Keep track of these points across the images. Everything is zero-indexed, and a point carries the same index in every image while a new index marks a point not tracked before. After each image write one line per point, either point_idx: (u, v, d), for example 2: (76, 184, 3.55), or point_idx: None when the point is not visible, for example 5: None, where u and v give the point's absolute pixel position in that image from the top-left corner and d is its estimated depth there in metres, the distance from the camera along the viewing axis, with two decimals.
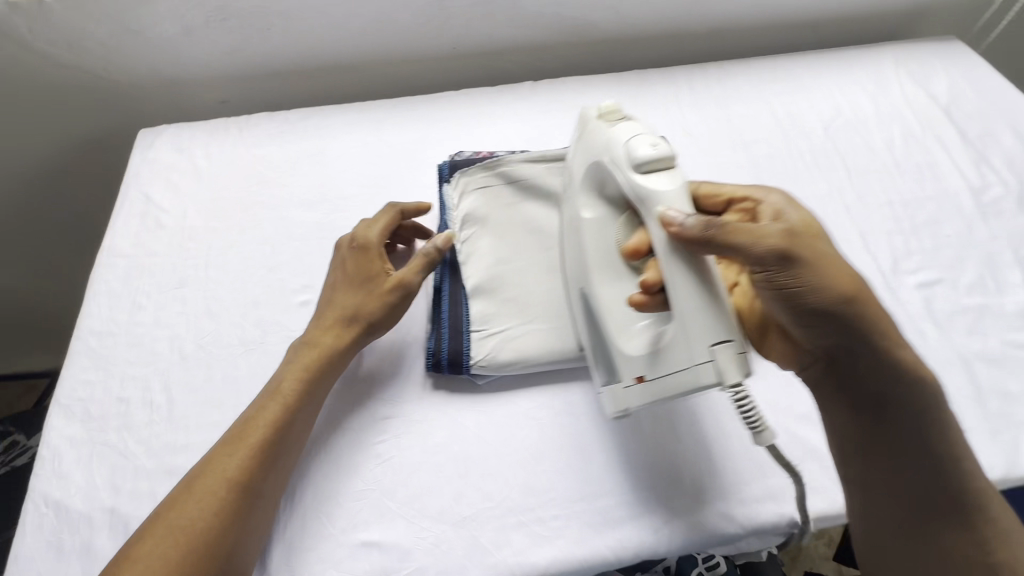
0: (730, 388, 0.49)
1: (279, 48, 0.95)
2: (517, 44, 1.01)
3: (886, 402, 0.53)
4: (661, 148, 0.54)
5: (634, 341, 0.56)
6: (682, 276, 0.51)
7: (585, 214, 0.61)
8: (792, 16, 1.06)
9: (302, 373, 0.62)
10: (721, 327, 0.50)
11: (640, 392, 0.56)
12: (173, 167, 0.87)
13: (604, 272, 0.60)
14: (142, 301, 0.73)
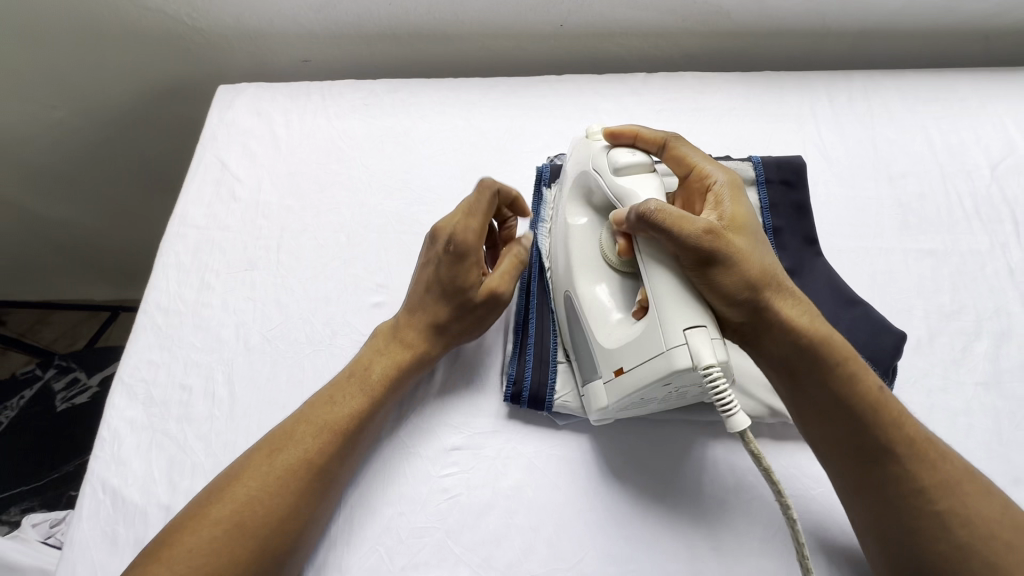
0: (702, 371, 0.46)
1: (371, 8, 0.86)
2: (633, 27, 0.90)
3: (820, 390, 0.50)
4: (637, 155, 0.57)
5: (611, 336, 0.54)
6: (653, 265, 0.51)
7: (574, 221, 0.61)
8: (964, 20, 0.89)
9: (362, 390, 0.57)
10: (694, 313, 0.48)
11: (617, 388, 0.52)
12: (250, 133, 0.81)
13: (587, 272, 0.58)
14: (211, 281, 0.69)
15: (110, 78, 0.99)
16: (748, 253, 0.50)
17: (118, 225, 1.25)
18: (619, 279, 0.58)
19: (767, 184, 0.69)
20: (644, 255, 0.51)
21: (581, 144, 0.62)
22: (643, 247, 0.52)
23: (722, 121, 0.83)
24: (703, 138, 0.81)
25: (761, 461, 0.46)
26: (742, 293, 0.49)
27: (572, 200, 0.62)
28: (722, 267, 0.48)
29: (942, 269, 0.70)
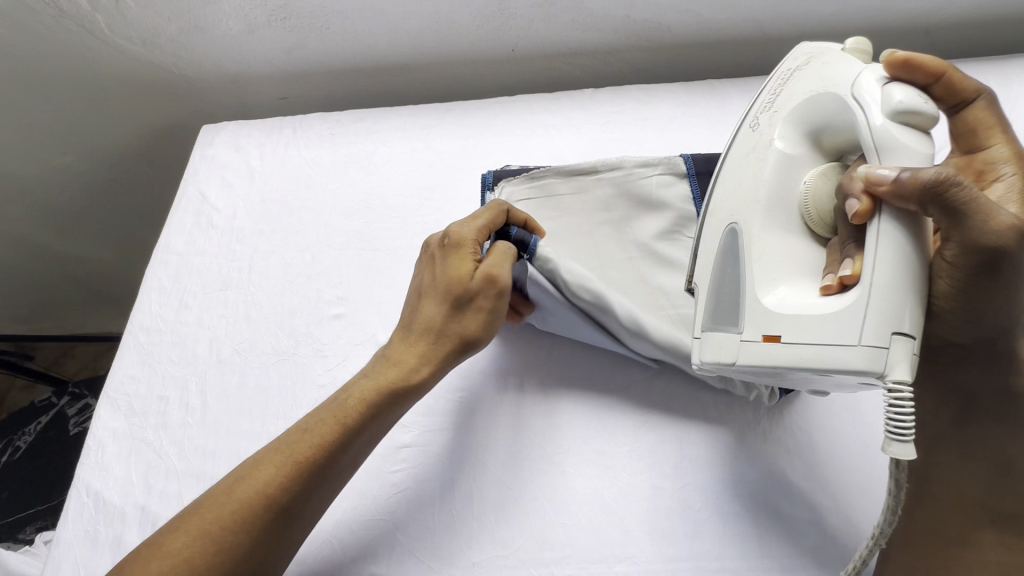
0: (889, 382, 0.43)
1: (336, 46, 0.94)
2: (580, 47, 0.95)
3: (1011, 411, 0.49)
4: (925, 104, 0.47)
5: (780, 302, 0.50)
6: (900, 246, 0.44)
7: (779, 146, 0.55)
8: (902, 17, 0.91)
9: (338, 419, 0.55)
10: (906, 319, 0.43)
11: (760, 356, 0.49)
12: (228, 166, 0.89)
13: (769, 219, 0.53)
14: (189, 301, 0.76)
15: (111, 124, 1.09)
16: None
17: (127, 258, 1.35)
18: (802, 232, 0.54)
19: (698, 177, 0.70)
20: (888, 227, 0.45)
21: (855, 65, 0.53)
22: (887, 219, 0.45)
23: (665, 128, 0.87)
24: (646, 145, 0.85)
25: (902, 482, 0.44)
26: (986, 319, 0.46)
27: (790, 121, 0.55)
28: (997, 285, 0.44)
29: None
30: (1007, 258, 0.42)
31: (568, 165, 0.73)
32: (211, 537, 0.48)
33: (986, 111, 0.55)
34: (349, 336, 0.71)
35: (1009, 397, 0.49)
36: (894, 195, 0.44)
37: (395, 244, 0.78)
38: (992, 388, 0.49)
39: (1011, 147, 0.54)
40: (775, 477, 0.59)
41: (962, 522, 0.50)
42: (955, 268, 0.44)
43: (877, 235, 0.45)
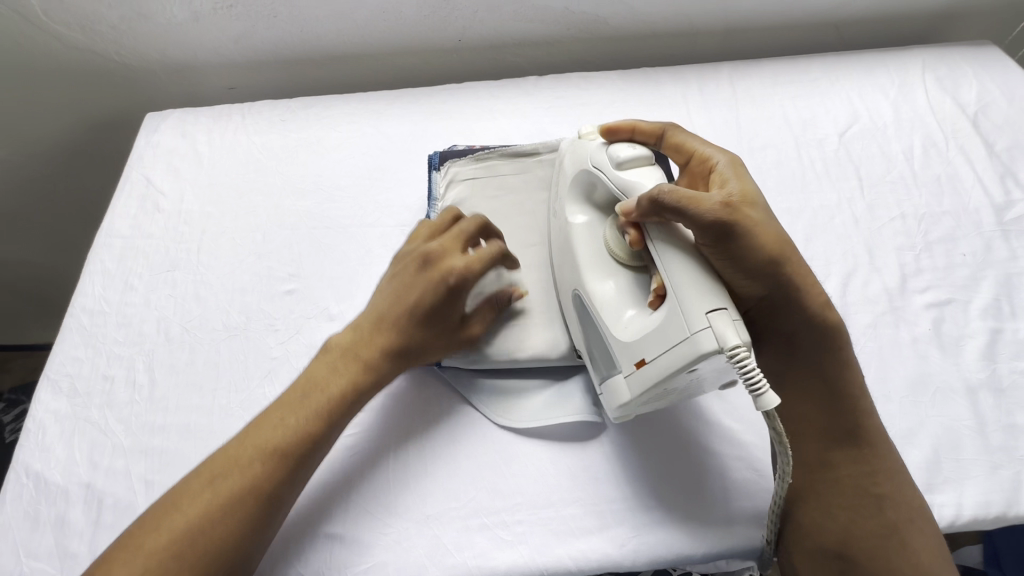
0: (729, 353, 0.46)
1: (285, 35, 0.95)
2: (524, 38, 1.00)
3: (819, 351, 0.56)
4: (637, 149, 0.59)
5: (629, 330, 0.55)
6: (672, 253, 0.52)
7: (574, 219, 0.64)
8: (815, 12, 1.01)
9: (304, 411, 0.55)
10: (709, 295, 0.48)
11: (640, 382, 0.53)
12: (174, 152, 0.89)
13: (591, 268, 0.60)
14: (135, 282, 0.75)
15: (49, 116, 1.06)
16: (762, 228, 0.52)
17: (65, 257, 1.29)
18: (624, 270, 0.60)
19: None
20: (657, 242, 0.53)
21: (587, 141, 0.65)
22: (655, 236, 0.53)
23: (605, 112, 0.92)
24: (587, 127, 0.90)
25: (777, 428, 0.47)
26: (760, 269, 0.53)
27: (571, 199, 0.65)
28: (740, 246, 0.51)
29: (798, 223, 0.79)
30: (727, 224, 0.51)
31: (510, 146, 0.77)
32: (213, 547, 0.48)
33: (679, 134, 0.62)
34: (301, 311, 0.72)
35: (814, 337, 0.56)
36: (642, 216, 0.53)
37: (347, 223, 0.80)
38: (799, 326, 0.55)
39: (710, 147, 0.60)
40: (710, 421, 0.64)
41: (820, 448, 0.56)
42: (708, 248, 0.51)
43: (655, 252, 0.53)
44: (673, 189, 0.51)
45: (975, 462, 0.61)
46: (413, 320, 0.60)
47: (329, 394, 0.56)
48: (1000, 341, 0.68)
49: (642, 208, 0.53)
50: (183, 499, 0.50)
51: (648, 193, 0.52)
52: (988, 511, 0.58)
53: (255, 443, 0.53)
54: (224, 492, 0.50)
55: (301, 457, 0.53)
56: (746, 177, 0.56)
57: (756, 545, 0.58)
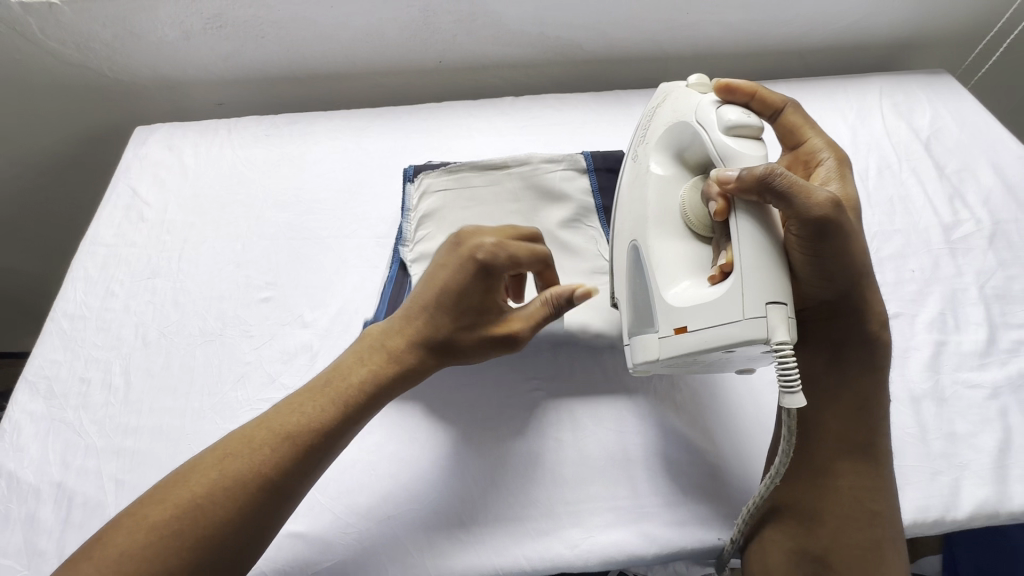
0: (775, 346, 0.49)
1: (273, 55, 1.00)
2: (502, 60, 1.05)
3: (869, 355, 0.59)
4: (749, 117, 0.58)
5: (680, 297, 0.56)
6: (754, 232, 0.53)
7: (655, 168, 0.64)
8: (778, 39, 1.06)
9: (332, 399, 0.55)
10: (777, 289, 0.51)
11: (674, 346, 0.55)
12: (161, 164, 0.92)
13: (660, 228, 0.61)
14: (116, 289, 0.77)
15: (42, 127, 1.09)
16: (857, 240, 0.55)
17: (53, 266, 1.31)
18: (691, 236, 0.61)
19: (596, 171, 0.80)
20: (742, 220, 0.53)
21: (694, 96, 0.63)
22: (743, 215, 0.53)
23: (577, 132, 0.97)
24: (558, 146, 0.94)
25: (790, 431, 0.49)
26: (836, 275, 0.55)
27: (663, 147, 0.64)
28: (831, 248, 0.53)
29: None
30: (832, 224, 0.52)
31: (481, 160, 0.81)
32: (252, 476, 0.50)
33: (795, 115, 0.68)
34: (276, 317, 0.75)
35: (864, 343, 0.59)
36: (740, 190, 0.53)
37: (324, 234, 0.83)
38: (853, 336, 0.59)
39: (821, 140, 0.66)
40: (665, 426, 0.66)
41: (828, 454, 0.58)
42: (799, 240, 0.53)
43: (738, 228, 0.53)
44: (786, 174, 0.51)
45: (916, 468, 0.64)
46: (439, 314, 0.58)
47: (352, 385, 0.56)
48: (944, 353, 0.72)
49: (746, 182, 0.52)
50: (238, 442, 0.52)
51: (759, 168, 0.51)
52: (927, 515, 0.61)
53: (270, 429, 0.53)
54: (281, 427, 0.53)
55: (353, 408, 0.55)
56: (845, 179, 0.64)
57: (705, 547, 0.60)
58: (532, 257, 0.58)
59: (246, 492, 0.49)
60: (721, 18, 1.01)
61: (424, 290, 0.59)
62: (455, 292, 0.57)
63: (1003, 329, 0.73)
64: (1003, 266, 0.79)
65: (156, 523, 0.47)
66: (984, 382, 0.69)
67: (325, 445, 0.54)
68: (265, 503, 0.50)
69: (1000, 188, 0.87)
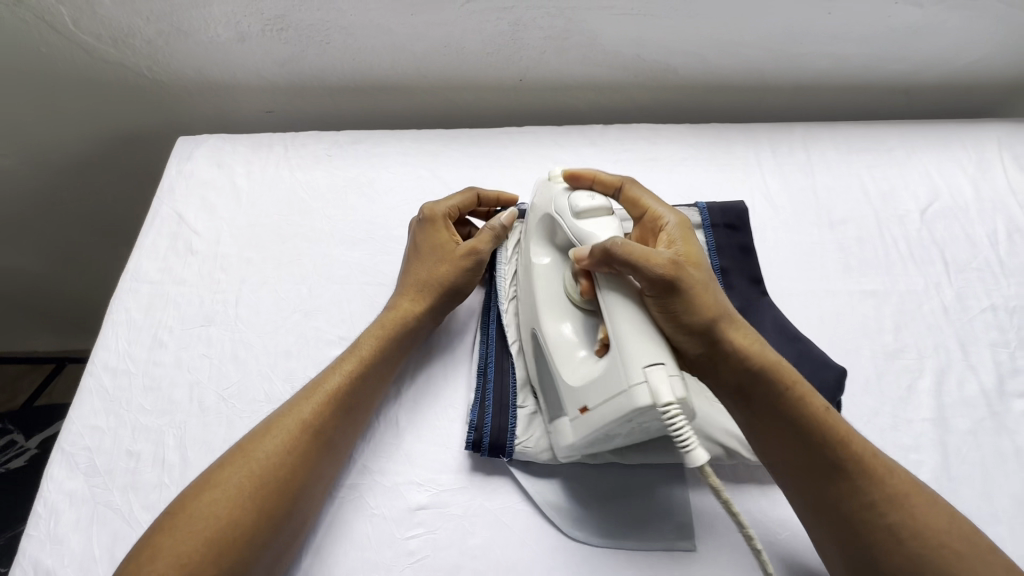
0: (661, 407, 0.47)
1: (336, 62, 0.88)
2: (588, 81, 0.94)
3: (783, 415, 0.52)
4: (596, 199, 0.59)
5: (576, 373, 0.55)
6: (619, 304, 0.53)
7: (537, 260, 0.63)
8: (889, 75, 0.97)
9: (350, 365, 0.59)
10: (654, 351, 0.49)
11: (583, 427, 0.53)
12: (210, 185, 0.81)
13: (552, 312, 0.60)
14: (164, 338, 0.67)
15: (64, 128, 0.97)
16: (699, 284, 0.53)
17: (93, 282, 1.22)
18: (580, 313, 0.60)
19: (713, 227, 0.71)
20: (606, 294, 0.54)
21: (545, 189, 0.65)
22: (605, 288, 0.54)
23: (676, 170, 0.87)
24: (657, 186, 0.84)
25: (720, 493, 0.46)
26: (695, 328, 0.53)
27: (536, 239, 0.64)
28: (682, 300, 0.52)
29: (883, 309, 0.74)
30: (673, 281, 0.52)
31: None
32: (275, 460, 0.52)
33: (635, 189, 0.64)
34: None
35: (769, 400, 0.53)
36: (593, 267, 0.55)
37: None
38: (755, 388, 0.53)
39: (661, 206, 0.61)
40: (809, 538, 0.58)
41: None
42: (653, 298, 0.52)
43: (604, 303, 0.54)
44: (620, 243, 0.52)
45: None
46: (420, 265, 0.66)
47: (361, 353, 0.60)
48: None
49: (593, 260, 0.54)
50: (256, 436, 0.53)
51: (598, 245, 0.54)
52: None
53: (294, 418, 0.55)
54: (300, 418, 0.55)
55: (374, 362, 0.60)
56: (691, 240, 0.58)
57: None
58: (459, 193, 0.70)
59: (280, 476, 0.51)
60: (833, 50, 0.91)
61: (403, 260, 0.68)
62: (418, 245, 0.67)
63: None
64: None
65: (193, 511, 0.48)
66: None
67: (338, 423, 0.56)
68: (288, 481, 0.51)
69: None
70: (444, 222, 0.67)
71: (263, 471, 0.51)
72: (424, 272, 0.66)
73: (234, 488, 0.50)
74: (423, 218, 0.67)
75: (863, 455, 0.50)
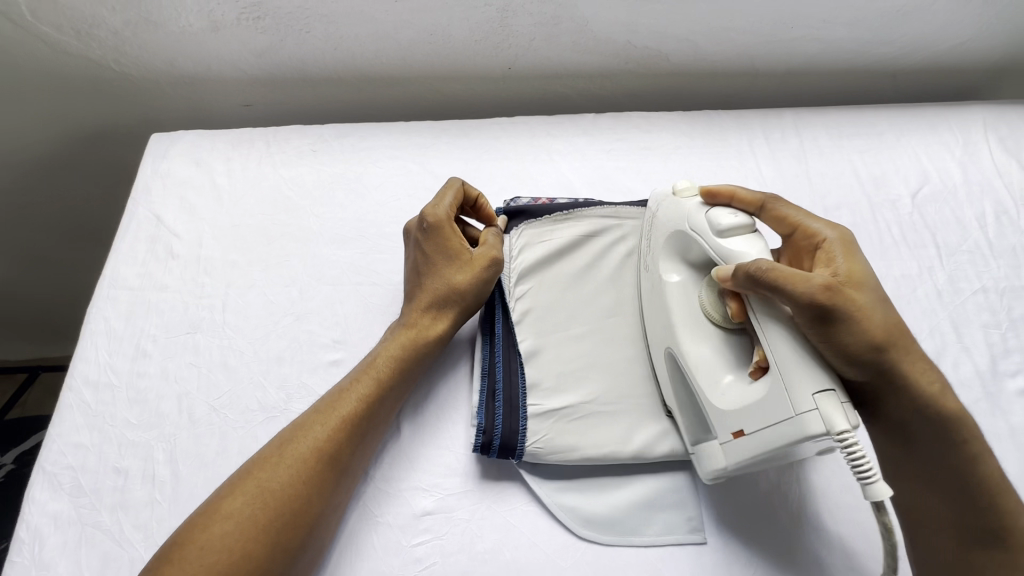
0: (836, 438, 0.44)
1: (316, 52, 0.85)
2: (577, 69, 0.92)
3: (946, 440, 0.51)
4: (738, 216, 0.54)
5: (726, 399, 0.52)
6: (779, 334, 0.48)
7: (669, 278, 0.59)
8: (876, 59, 0.96)
9: (367, 383, 0.57)
10: (824, 376, 0.46)
11: (738, 453, 0.50)
12: (188, 184, 0.77)
13: (692, 331, 0.56)
14: (148, 347, 0.64)
15: (27, 127, 0.92)
16: (871, 315, 0.49)
17: (69, 292, 1.17)
18: (718, 333, 0.55)
19: None
20: (763, 319, 0.49)
21: (679, 204, 0.59)
22: (764, 313, 0.49)
23: (670, 159, 0.85)
24: (651, 176, 0.83)
25: (892, 535, 0.45)
26: (862, 356, 0.48)
27: (667, 255, 0.59)
28: (852, 333, 0.48)
29: None
30: (843, 312, 0.47)
31: (581, 206, 0.69)
32: (294, 484, 0.50)
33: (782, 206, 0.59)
34: None
35: (934, 426, 0.51)
36: (743, 290, 0.50)
37: (397, 279, 0.70)
38: (914, 415, 0.51)
39: (819, 223, 0.57)
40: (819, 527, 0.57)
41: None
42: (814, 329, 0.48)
43: (761, 330, 0.49)
44: (778, 267, 0.48)
45: None
46: (432, 279, 0.63)
47: (377, 370, 0.58)
48: None
49: (747, 283, 0.50)
50: (268, 458, 0.52)
51: (752, 265, 0.49)
52: None
53: (309, 442, 0.53)
54: (315, 442, 0.53)
55: (391, 380, 0.58)
56: (857, 260, 0.53)
57: None
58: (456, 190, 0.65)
59: (293, 504, 0.49)
60: (823, 34, 0.90)
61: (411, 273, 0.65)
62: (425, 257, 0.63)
63: None
64: None
65: (209, 541, 0.46)
66: None
67: (356, 443, 0.55)
68: (309, 507, 0.50)
69: None
70: (451, 221, 0.63)
71: (270, 500, 0.49)
72: (435, 285, 0.62)
73: (243, 519, 0.48)
74: (425, 227, 0.63)
75: (1001, 492, 0.51)
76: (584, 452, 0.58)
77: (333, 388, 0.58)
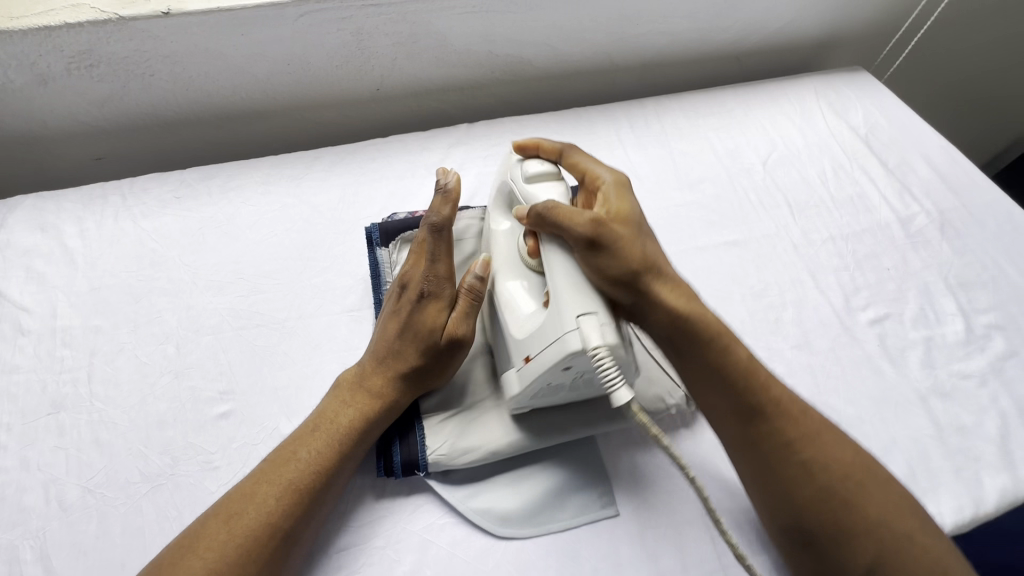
0: (590, 353, 0.47)
1: (166, 94, 0.81)
2: (446, 83, 0.94)
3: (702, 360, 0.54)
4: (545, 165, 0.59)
5: (521, 329, 0.55)
6: (558, 261, 0.52)
7: (497, 227, 0.63)
8: (719, 45, 1.06)
9: (332, 443, 0.53)
10: (590, 300, 0.49)
11: (526, 377, 0.53)
12: (34, 251, 0.70)
13: (508, 278, 0.60)
14: (1, 438, 0.58)
15: None
16: (634, 241, 0.53)
17: None
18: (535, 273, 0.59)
19: None
20: (550, 253, 0.54)
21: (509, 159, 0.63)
22: (551, 248, 0.54)
23: None
24: None
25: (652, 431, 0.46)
26: (625, 281, 0.52)
27: (497, 207, 0.64)
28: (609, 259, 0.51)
29: (746, 256, 0.82)
30: (603, 239, 0.52)
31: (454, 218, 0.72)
32: (261, 530, 0.47)
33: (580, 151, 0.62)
34: (242, 436, 0.60)
35: (697, 347, 0.54)
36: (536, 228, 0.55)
37: (282, 316, 0.68)
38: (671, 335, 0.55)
39: (604, 165, 0.60)
40: (716, 477, 0.60)
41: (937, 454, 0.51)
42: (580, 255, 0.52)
43: (548, 260, 0.54)
44: (557, 206, 0.53)
45: (943, 469, 0.65)
46: (404, 352, 0.57)
47: (340, 428, 0.54)
48: (935, 348, 0.75)
49: (534, 221, 0.54)
50: (237, 498, 0.49)
51: (540, 205, 0.54)
52: (964, 516, 0.62)
53: (255, 509, 0.48)
54: (264, 509, 0.48)
55: (356, 446, 0.54)
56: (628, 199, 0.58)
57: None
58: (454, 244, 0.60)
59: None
60: (667, 27, 0.98)
61: (389, 338, 0.58)
62: (413, 325, 0.57)
63: (975, 316, 0.78)
64: (960, 253, 0.84)
65: None
66: (974, 370, 0.73)
67: (329, 480, 0.52)
68: (274, 555, 0.47)
69: (936, 178, 0.93)
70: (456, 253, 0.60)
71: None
72: (410, 357, 0.57)
73: None
74: (430, 294, 0.58)
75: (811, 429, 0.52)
76: (486, 449, 0.58)
77: (281, 443, 0.54)
